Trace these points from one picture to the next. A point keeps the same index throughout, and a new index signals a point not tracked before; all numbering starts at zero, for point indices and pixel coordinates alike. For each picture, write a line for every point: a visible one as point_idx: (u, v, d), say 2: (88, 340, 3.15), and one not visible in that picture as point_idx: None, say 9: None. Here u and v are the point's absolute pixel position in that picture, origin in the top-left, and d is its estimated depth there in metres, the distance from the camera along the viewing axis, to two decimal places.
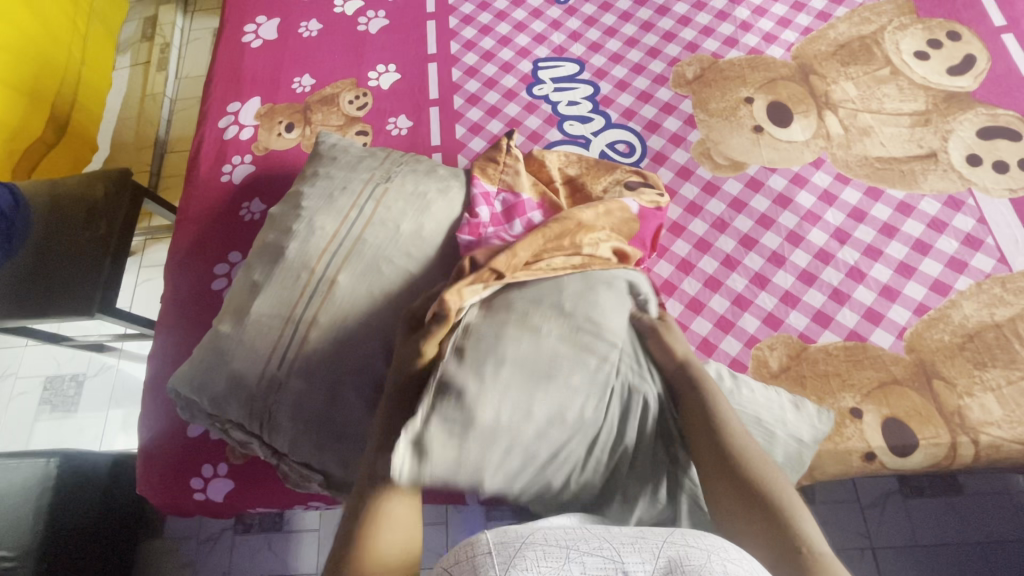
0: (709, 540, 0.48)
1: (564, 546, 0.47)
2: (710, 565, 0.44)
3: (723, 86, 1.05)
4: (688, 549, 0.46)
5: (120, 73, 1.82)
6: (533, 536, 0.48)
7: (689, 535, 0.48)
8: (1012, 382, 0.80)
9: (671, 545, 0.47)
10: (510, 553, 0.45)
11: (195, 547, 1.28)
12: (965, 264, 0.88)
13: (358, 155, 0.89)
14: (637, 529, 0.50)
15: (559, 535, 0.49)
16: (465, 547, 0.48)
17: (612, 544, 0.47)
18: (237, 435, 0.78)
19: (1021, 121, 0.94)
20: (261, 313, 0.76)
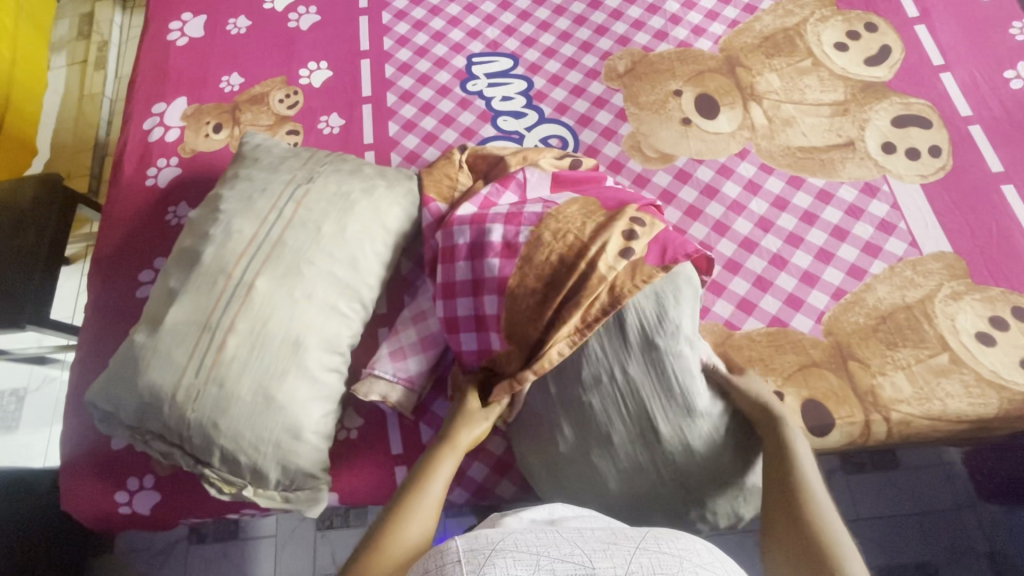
0: (682, 543, 0.48)
1: (535, 552, 0.46)
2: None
3: (653, 79, 1.06)
4: (661, 556, 0.46)
5: (56, 73, 1.73)
6: (503, 541, 0.47)
7: (663, 540, 0.48)
8: (921, 360, 0.84)
9: (644, 552, 0.46)
10: (480, 561, 0.44)
11: (148, 559, 1.24)
12: (880, 248, 0.91)
13: (281, 156, 0.88)
14: (610, 533, 0.50)
15: (529, 539, 0.47)
16: (434, 555, 0.47)
17: (584, 549, 0.47)
18: (157, 446, 0.76)
19: (933, 110, 0.98)
20: (176, 321, 0.74)
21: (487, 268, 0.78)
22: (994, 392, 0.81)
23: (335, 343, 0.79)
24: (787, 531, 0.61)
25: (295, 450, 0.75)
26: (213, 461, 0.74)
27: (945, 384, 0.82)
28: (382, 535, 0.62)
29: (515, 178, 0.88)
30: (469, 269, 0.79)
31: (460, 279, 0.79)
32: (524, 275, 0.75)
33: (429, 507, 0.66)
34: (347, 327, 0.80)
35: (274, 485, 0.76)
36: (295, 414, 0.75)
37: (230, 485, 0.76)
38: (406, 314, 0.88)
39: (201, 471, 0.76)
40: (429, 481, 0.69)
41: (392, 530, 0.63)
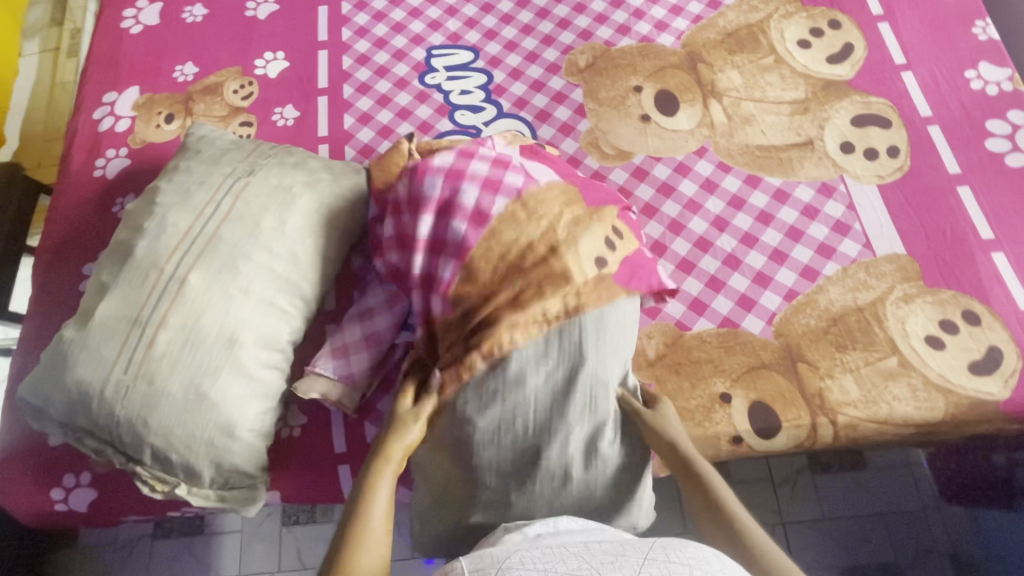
0: (690, 552, 0.51)
1: (541, 568, 0.50)
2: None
3: (614, 75, 1.05)
4: (668, 564, 0.49)
5: (28, 60, 1.65)
6: (510, 560, 0.52)
7: (671, 550, 0.51)
8: (870, 363, 0.83)
9: (652, 562, 0.49)
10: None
11: (112, 553, 1.22)
12: (834, 249, 0.90)
13: (224, 148, 0.86)
14: (619, 547, 0.53)
15: (536, 557, 0.52)
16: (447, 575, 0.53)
17: (590, 563, 0.51)
18: (89, 443, 0.75)
19: (892, 110, 0.97)
20: (106, 316, 0.73)
21: (452, 231, 0.75)
22: (940, 396, 0.80)
23: (273, 339, 0.77)
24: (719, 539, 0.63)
25: (230, 448, 0.73)
26: (144, 459, 0.73)
27: (893, 388, 0.81)
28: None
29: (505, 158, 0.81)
30: (433, 229, 0.77)
31: (421, 236, 0.77)
32: (489, 250, 0.74)
33: (380, 535, 0.62)
34: (287, 324, 0.78)
35: (209, 484, 0.74)
36: (230, 411, 0.73)
37: (163, 484, 0.74)
38: (353, 311, 0.86)
39: (133, 469, 0.74)
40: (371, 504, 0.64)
41: None
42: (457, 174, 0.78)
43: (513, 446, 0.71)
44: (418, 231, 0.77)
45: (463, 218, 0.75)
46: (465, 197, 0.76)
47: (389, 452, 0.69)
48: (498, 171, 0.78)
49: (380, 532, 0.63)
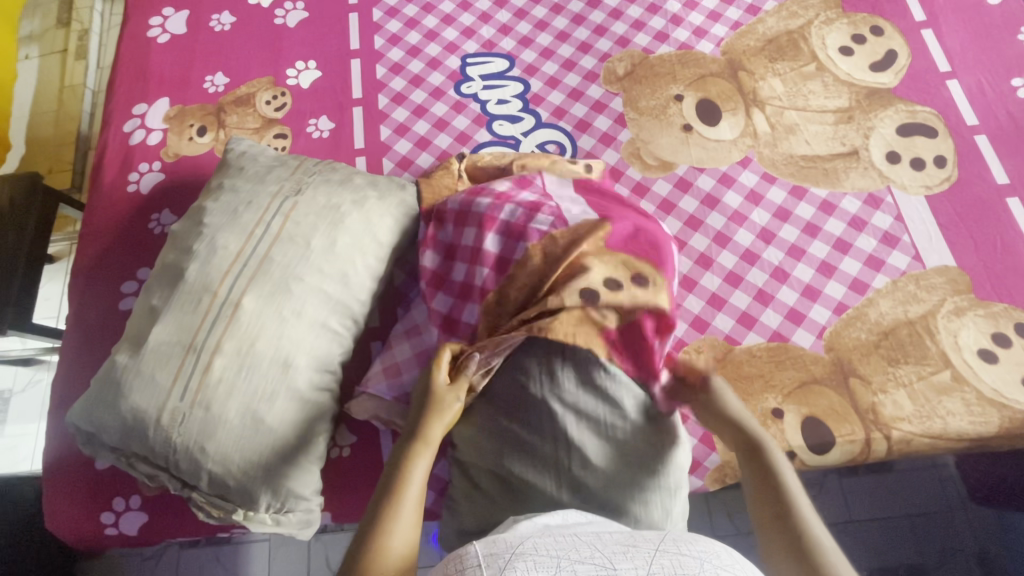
0: (700, 545, 0.50)
1: (554, 555, 0.48)
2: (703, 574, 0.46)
3: (653, 83, 1.03)
4: (680, 558, 0.48)
5: (29, 64, 1.58)
6: (523, 546, 0.50)
7: (682, 543, 0.51)
8: (923, 377, 0.82)
9: (663, 554, 0.49)
10: (500, 565, 0.47)
11: (139, 563, 1.21)
12: (883, 262, 0.90)
13: (268, 165, 0.84)
14: (630, 536, 0.52)
15: (549, 543, 0.50)
16: (452, 561, 0.50)
17: (603, 552, 0.49)
18: (143, 469, 0.74)
19: (938, 118, 0.96)
20: (159, 341, 0.72)
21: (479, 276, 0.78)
22: (995, 410, 0.80)
23: (325, 361, 0.76)
24: (782, 541, 0.57)
25: (285, 471, 0.72)
26: (201, 486, 0.72)
27: (946, 402, 0.81)
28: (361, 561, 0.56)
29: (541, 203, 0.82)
30: (465, 272, 0.79)
31: (454, 279, 0.80)
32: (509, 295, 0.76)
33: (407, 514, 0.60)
34: (339, 345, 0.77)
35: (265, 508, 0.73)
36: (286, 436, 0.73)
37: (219, 509, 0.74)
38: (400, 329, 0.86)
39: (189, 495, 0.74)
40: (405, 483, 0.62)
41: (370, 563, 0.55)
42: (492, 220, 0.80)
43: (541, 449, 0.68)
44: (452, 274, 0.80)
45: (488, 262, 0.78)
46: (491, 244, 0.78)
47: (428, 435, 0.66)
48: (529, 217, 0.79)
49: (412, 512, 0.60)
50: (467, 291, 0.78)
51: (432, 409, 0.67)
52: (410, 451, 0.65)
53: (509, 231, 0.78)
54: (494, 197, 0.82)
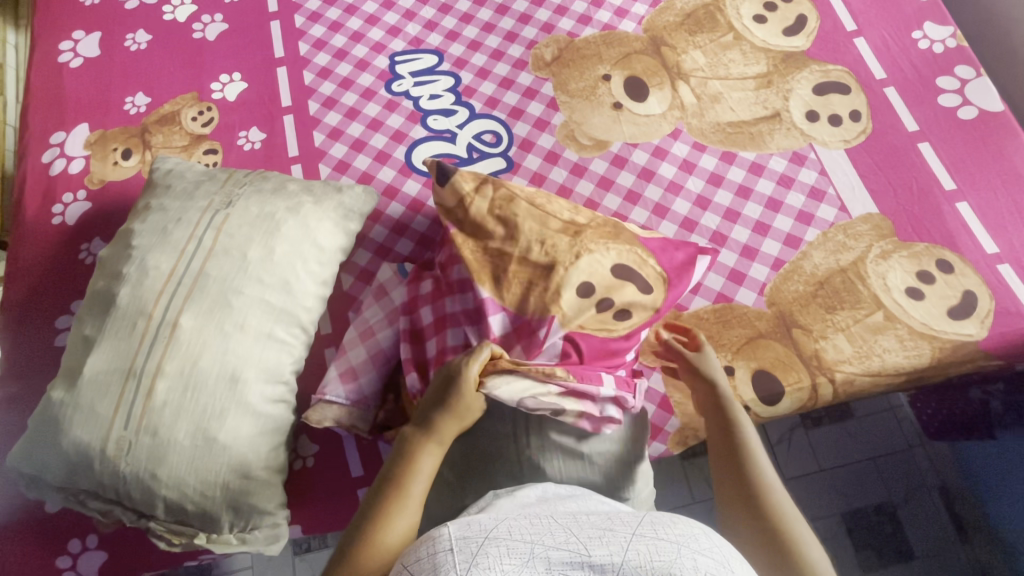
0: (679, 528, 0.49)
1: (528, 540, 0.47)
2: (681, 560, 0.45)
3: (581, 66, 1.05)
4: (656, 543, 0.47)
5: None
6: (497, 529, 0.49)
7: (659, 525, 0.49)
8: (859, 320, 0.87)
9: (641, 539, 0.47)
10: (472, 551, 0.46)
11: None
12: (812, 215, 0.94)
13: (196, 180, 0.82)
14: (606, 520, 0.51)
15: (524, 527, 0.49)
16: (426, 542, 0.49)
17: (579, 537, 0.48)
18: (94, 505, 0.71)
19: (850, 75, 1.01)
20: (96, 371, 0.69)
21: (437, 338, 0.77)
22: (926, 342, 0.84)
23: (276, 372, 0.75)
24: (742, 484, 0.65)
25: (245, 489, 0.71)
26: (158, 514, 0.70)
27: (882, 340, 0.85)
28: (363, 543, 0.58)
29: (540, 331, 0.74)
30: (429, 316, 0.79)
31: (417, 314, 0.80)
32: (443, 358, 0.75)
33: (416, 503, 0.62)
34: (288, 354, 0.76)
35: (228, 528, 0.72)
36: (242, 452, 0.71)
37: (180, 536, 0.72)
38: (352, 332, 0.85)
39: (146, 525, 0.71)
40: (414, 477, 0.63)
41: (371, 549, 0.57)
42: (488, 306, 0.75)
43: (494, 438, 0.73)
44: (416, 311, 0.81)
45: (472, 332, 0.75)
46: (495, 323, 0.74)
47: (443, 433, 0.65)
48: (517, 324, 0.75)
49: (414, 511, 0.61)
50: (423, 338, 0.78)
51: (451, 400, 0.66)
52: (420, 445, 0.65)
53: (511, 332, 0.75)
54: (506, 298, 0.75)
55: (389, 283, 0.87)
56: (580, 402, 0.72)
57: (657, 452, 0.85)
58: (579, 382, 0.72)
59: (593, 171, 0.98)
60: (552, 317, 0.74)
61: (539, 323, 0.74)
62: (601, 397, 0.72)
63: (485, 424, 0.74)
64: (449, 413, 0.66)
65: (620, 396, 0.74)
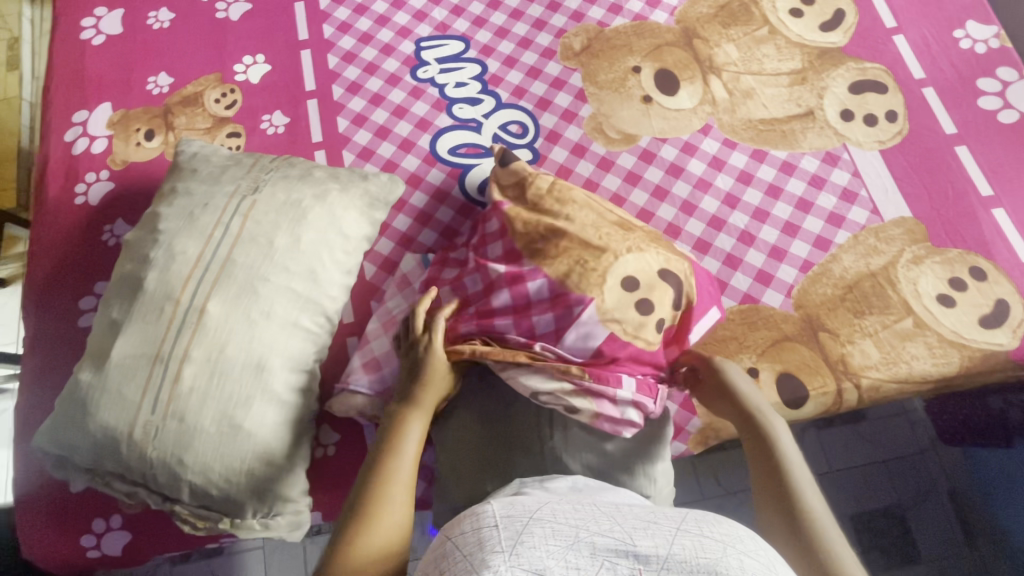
0: (724, 528, 0.47)
1: (573, 525, 0.47)
2: (726, 560, 0.43)
3: (611, 57, 1.03)
4: (701, 539, 0.45)
5: None
6: (541, 511, 0.49)
7: (704, 523, 0.48)
8: (887, 326, 0.85)
9: (686, 535, 0.46)
10: (517, 529, 0.46)
11: None
12: (844, 218, 0.92)
13: (222, 165, 0.81)
14: (650, 513, 0.50)
15: (568, 511, 0.49)
16: (470, 518, 0.49)
17: (623, 526, 0.47)
18: (120, 487, 0.72)
19: (888, 74, 0.98)
20: (123, 356, 0.69)
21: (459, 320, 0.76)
22: (955, 351, 0.83)
23: (301, 361, 0.75)
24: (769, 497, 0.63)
25: (269, 476, 0.71)
26: (183, 498, 0.70)
27: (911, 347, 0.84)
28: (361, 512, 0.59)
29: (570, 305, 0.71)
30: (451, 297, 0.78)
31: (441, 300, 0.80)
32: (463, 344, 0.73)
33: (407, 470, 0.63)
34: (312, 343, 0.76)
35: (252, 514, 0.72)
36: (267, 440, 0.71)
37: (204, 521, 0.72)
38: (375, 322, 0.85)
39: (171, 509, 0.72)
40: (402, 444, 0.65)
41: (372, 518, 0.59)
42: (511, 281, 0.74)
43: (518, 428, 0.72)
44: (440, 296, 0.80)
45: (505, 295, 0.74)
46: (532, 289, 0.73)
47: (423, 402, 0.68)
48: (541, 301, 0.73)
49: (405, 478, 0.62)
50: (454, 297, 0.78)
51: (424, 376, 0.70)
52: (404, 416, 0.67)
53: (549, 302, 0.72)
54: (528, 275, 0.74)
55: (412, 274, 0.88)
56: (595, 401, 0.70)
57: (676, 451, 0.85)
58: (593, 382, 0.70)
59: (620, 165, 0.97)
60: (591, 300, 0.71)
61: (575, 301, 0.71)
62: (621, 399, 0.70)
63: (509, 415, 0.73)
64: (423, 384, 0.70)
65: (640, 401, 0.71)
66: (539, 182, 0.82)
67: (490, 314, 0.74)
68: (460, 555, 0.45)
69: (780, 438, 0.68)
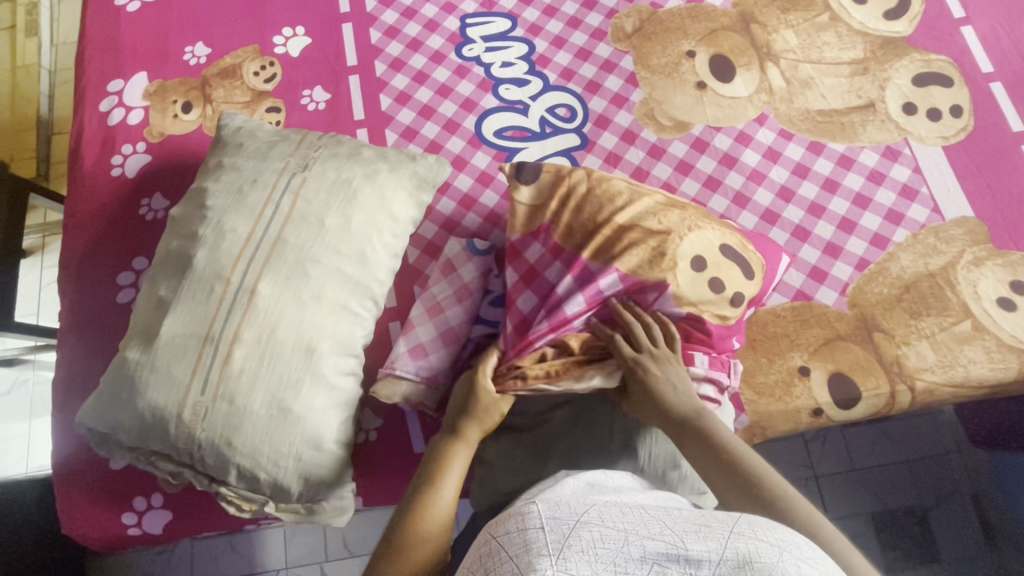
0: (780, 534, 0.46)
1: (620, 528, 0.45)
2: (784, 564, 0.42)
3: (664, 40, 1.00)
4: (757, 543, 0.43)
5: None
6: (587, 514, 0.47)
7: (757, 527, 0.46)
8: (945, 328, 0.83)
9: (740, 538, 0.44)
10: (564, 531, 0.44)
11: (151, 558, 1.12)
12: (902, 215, 0.89)
13: (268, 141, 0.79)
14: (700, 517, 0.48)
15: (615, 515, 0.47)
16: (513, 519, 0.48)
17: (673, 530, 0.45)
18: (166, 466, 0.71)
19: (953, 67, 0.95)
20: (173, 334, 0.68)
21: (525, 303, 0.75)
22: (1014, 356, 0.81)
23: (350, 345, 0.73)
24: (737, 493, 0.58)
25: (317, 461, 0.70)
26: (230, 480, 0.69)
27: (968, 350, 0.82)
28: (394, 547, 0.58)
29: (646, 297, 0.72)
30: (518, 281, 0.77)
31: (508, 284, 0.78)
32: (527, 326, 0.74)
33: (445, 509, 0.61)
34: (361, 327, 0.74)
35: (297, 498, 0.71)
36: (316, 425, 0.70)
37: (250, 503, 0.71)
38: (419, 307, 0.82)
39: (217, 490, 0.71)
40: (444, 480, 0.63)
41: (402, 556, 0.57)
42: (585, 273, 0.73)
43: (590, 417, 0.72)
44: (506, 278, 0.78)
45: (579, 298, 0.72)
46: (603, 284, 0.72)
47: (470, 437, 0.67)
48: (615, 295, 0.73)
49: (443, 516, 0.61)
50: (528, 320, 0.74)
51: (474, 407, 0.68)
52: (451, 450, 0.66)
53: (624, 292, 0.72)
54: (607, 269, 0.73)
55: (457, 260, 0.85)
56: None
57: None
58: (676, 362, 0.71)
59: (673, 153, 0.94)
60: (668, 284, 0.71)
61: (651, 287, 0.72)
62: (694, 376, 0.71)
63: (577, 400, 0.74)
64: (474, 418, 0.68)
65: (715, 377, 0.72)
66: (576, 181, 0.79)
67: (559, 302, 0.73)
68: (505, 556, 0.44)
69: (723, 439, 0.62)
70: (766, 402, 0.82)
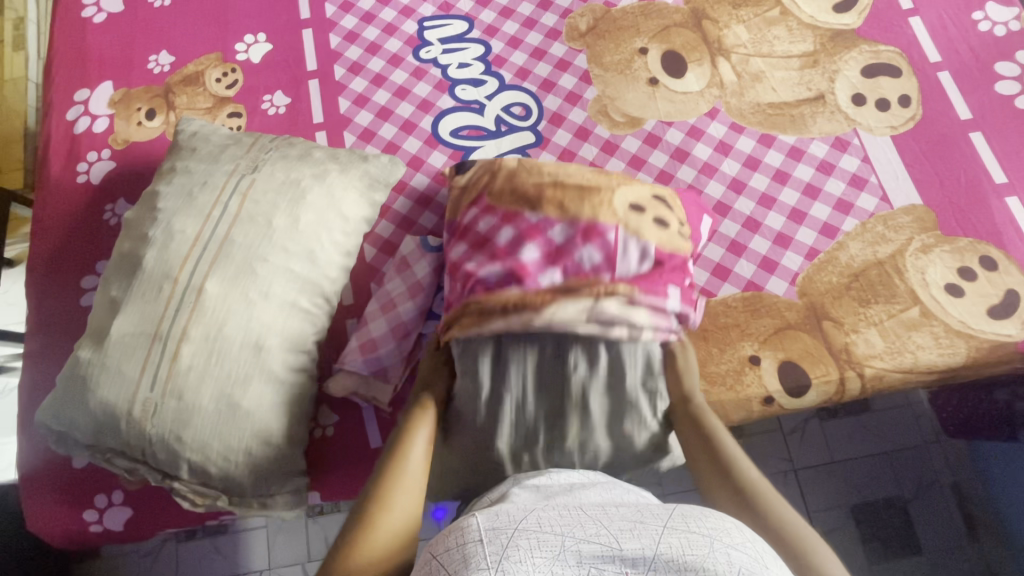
0: (711, 521, 0.46)
1: (558, 532, 0.45)
2: (713, 554, 0.43)
3: (617, 38, 1.01)
4: (688, 535, 0.44)
5: None
6: (526, 520, 0.47)
7: (690, 517, 0.47)
8: (893, 315, 0.84)
9: (672, 531, 0.45)
10: (502, 542, 0.44)
11: (136, 562, 1.14)
12: (852, 205, 0.90)
13: (221, 144, 0.81)
14: (636, 511, 0.49)
15: (553, 518, 0.47)
16: (453, 533, 0.48)
17: (609, 530, 0.45)
18: (120, 463, 0.72)
19: (902, 57, 0.96)
20: (123, 333, 0.70)
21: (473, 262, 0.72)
22: (962, 341, 0.82)
23: (299, 342, 0.75)
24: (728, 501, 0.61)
25: (268, 456, 0.71)
26: (182, 475, 0.71)
27: (916, 336, 0.83)
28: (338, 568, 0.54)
29: (604, 234, 0.70)
30: (460, 248, 0.74)
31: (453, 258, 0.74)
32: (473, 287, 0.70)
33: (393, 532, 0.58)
34: (311, 324, 0.76)
35: (249, 492, 0.73)
36: (264, 420, 0.71)
37: (203, 497, 0.73)
38: (373, 305, 0.84)
39: (170, 485, 0.72)
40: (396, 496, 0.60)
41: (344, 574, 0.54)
42: (537, 231, 0.71)
43: (537, 381, 0.68)
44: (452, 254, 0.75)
45: (532, 248, 0.70)
46: (554, 233, 0.71)
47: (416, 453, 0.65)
48: (577, 244, 0.70)
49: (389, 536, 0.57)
50: (460, 264, 0.73)
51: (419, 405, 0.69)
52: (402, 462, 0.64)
53: (578, 237, 0.70)
54: (568, 224, 0.71)
55: (411, 257, 0.86)
56: (656, 330, 0.70)
57: None
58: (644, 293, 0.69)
59: (626, 148, 0.95)
60: (618, 226, 0.71)
61: (606, 227, 0.71)
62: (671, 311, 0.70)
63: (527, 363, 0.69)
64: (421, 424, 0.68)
65: (685, 311, 0.72)
66: (506, 161, 0.79)
67: (505, 253, 0.70)
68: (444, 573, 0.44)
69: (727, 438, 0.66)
70: (716, 390, 0.82)
